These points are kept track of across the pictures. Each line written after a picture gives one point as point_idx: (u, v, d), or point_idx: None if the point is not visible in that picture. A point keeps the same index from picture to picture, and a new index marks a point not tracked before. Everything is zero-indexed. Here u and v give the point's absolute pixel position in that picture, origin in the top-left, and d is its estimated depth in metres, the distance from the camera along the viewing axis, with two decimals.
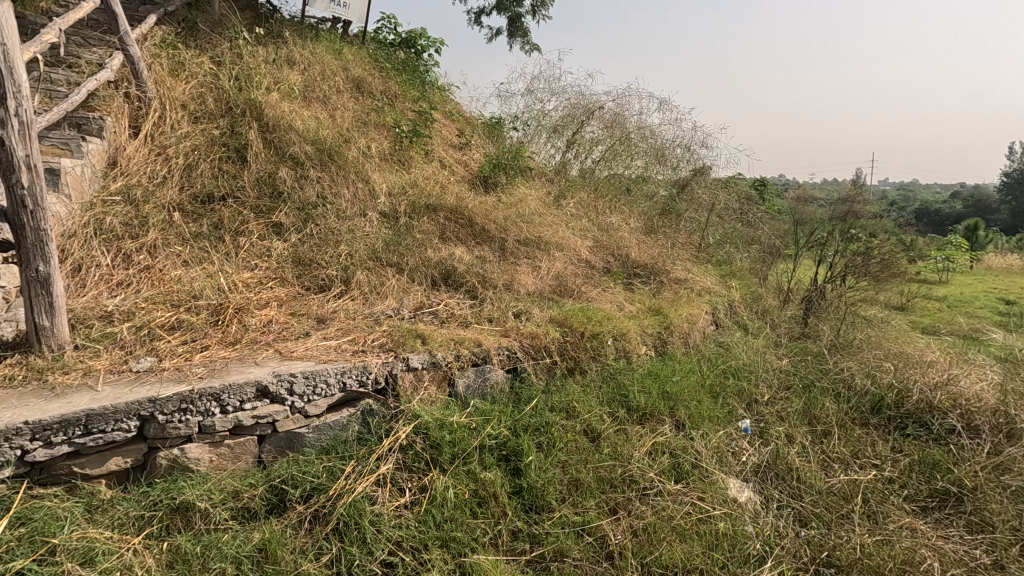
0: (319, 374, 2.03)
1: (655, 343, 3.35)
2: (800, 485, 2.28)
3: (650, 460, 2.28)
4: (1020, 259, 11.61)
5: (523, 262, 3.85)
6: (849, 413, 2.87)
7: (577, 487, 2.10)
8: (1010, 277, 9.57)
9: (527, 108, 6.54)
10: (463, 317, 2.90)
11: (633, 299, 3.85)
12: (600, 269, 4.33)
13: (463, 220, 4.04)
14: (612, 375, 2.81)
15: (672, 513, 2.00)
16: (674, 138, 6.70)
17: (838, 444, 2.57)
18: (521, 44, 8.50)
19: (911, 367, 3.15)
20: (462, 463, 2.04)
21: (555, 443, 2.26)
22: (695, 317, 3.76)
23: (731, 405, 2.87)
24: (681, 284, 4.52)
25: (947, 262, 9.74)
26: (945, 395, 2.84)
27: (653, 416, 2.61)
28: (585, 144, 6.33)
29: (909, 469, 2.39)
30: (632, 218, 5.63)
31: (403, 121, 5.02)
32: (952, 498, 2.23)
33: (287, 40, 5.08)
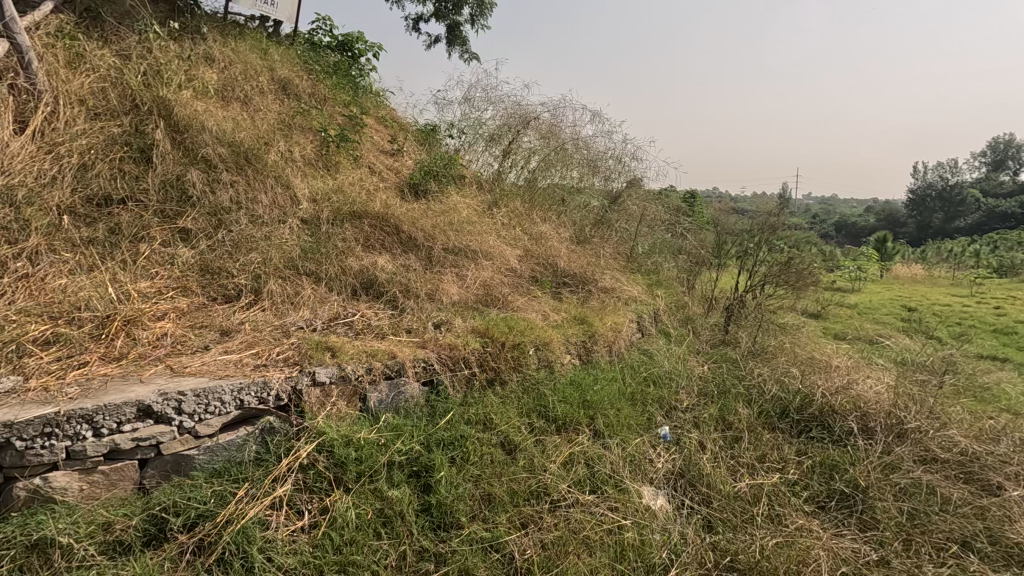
0: (212, 392, 1.89)
1: (579, 351, 3.38)
2: (709, 491, 2.33)
3: (566, 471, 2.28)
4: (920, 269, 12.68)
5: (449, 271, 3.80)
6: (759, 418, 2.99)
7: (489, 502, 2.07)
8: (913, 286, 10.42)
9: (463, 116, 6.46)
10: (380, 328, 2.81)
11: (560, 308, 3.88)
12: (528, 278, 4.35)
13: (389, 227, 3.93)
14: (532, 386, 2.80)
15: (583, 524, 2.00)
16: (607, 149, 6.81)
17: (746, 449, 2.66)
18: (460, 53, 8.49)
19: (816, 373, 3.32)
20: (368, 482, 1.98)
21: (469, 457, 2.23)
22: (620, 326, 3.83)
23: (651, 412, 2.93)
24: (608, 293, 4.61)
25: (859, 270, 10.49)
26: (845, 399, 3.00)
27: (572, 426, 2.62)
28: (521, 154, 6.29)
29: (810, 471, 2.51)
30: (565, 228, 5.70)
31: (331, 125, 4.87)
32: (847, 497, 2.34)
33: (206, 36, 4.82)
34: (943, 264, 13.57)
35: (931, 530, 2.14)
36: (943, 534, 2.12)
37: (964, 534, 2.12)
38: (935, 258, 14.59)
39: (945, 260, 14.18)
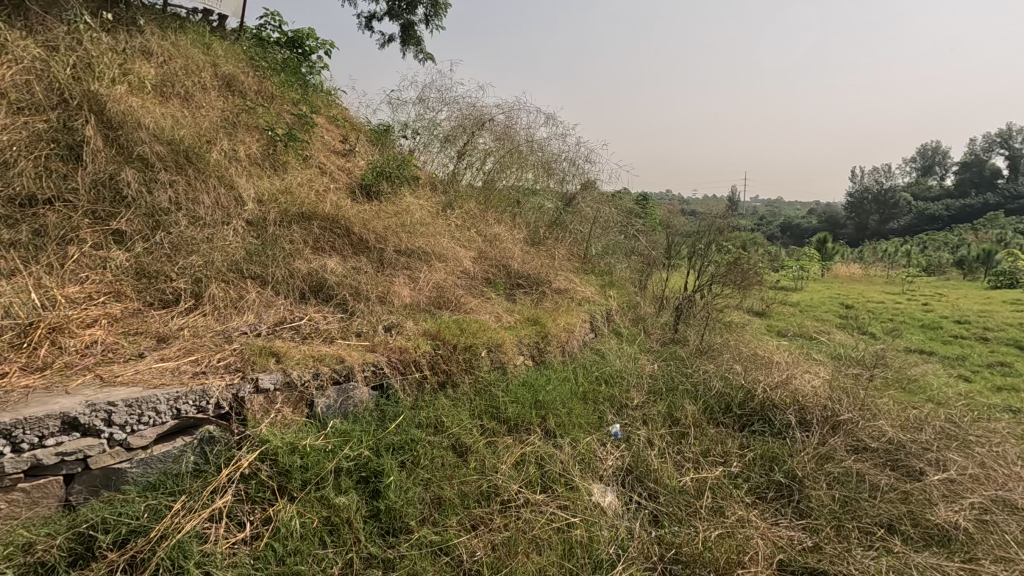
0: (146, 402, 1.81)
1: (532, 352, 3.41)
2: (656, 486, 2.40)
3: (516, 472, 2.29)
4: (858, 268, 13.39)
5: (401, 274, 3.76)
6: (705, 414, 3.09)
7: (439, 505, 2.06)
8: (852, 284, 10.99)
9: (417, 117, 6.40)
10: (329, 332, 2.76)
11: (513, 310, 3.90)
12: (481, 279, 4.36)
13: (339, 228, 3.85)
14: (484, 389, 2.81)
15: (533, 523, 2.02)
16: (561, 151, 6.87)
17: (692, 444, 2.74)
18: (414, 53, 8.41)
19: (757, 370, 3.47)
20: (314, 489, 1.94)
21: (419, 460, 2.22)
22: (573, 326, 3.89)
23: (602, 411, 2.99)
24: (562, 293, 4.67)
25: (801, 270, 10.98)
26: (785, 394, 3.14)
27: (523, 426, 2.64)
28: (476, 155, 6.27)
29: (751, 463, 2.61)
30: (519, 230, 5.73)
31: (279, 124, 4.73)
32: (785, 487, 2.45)
33: (143, 28, 4.60)
34: (878, 264, 14.39)
35: (860, 515, 2.26)
36: (871, 518, 2.24)
37: (889, 517, 2.26)
38: (871, 258, 15.44)
39: (880, 259, 15.02)
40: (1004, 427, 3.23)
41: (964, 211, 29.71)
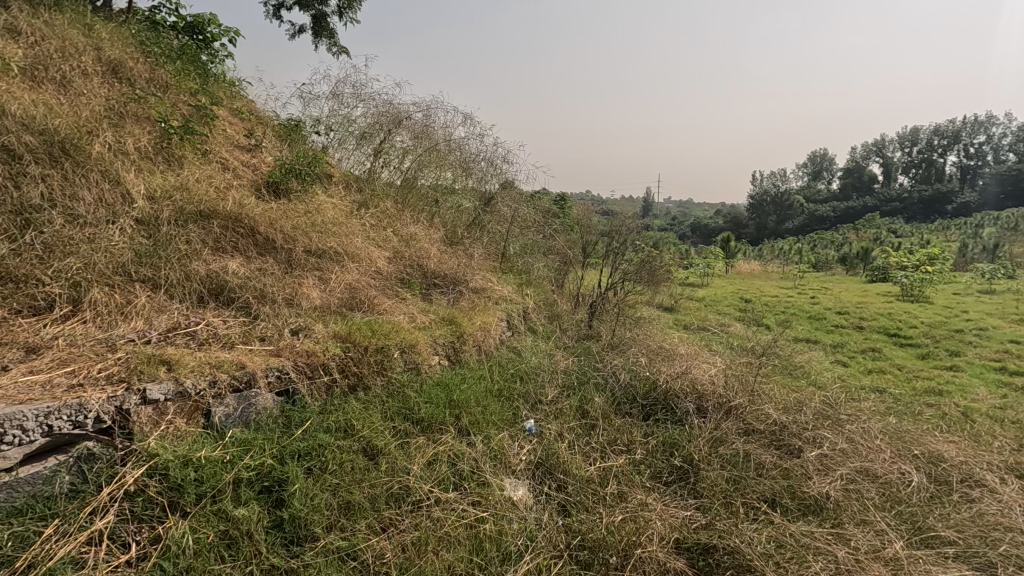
0: (10, 419, 1.64)
1: (447, 352, 3.43)
2: (565, 476, 2.49)
3: (428, 472, 2.30)
4: (757, 264, 14.51)
5: (311, 274, 3.64)
6: (613, 405, 3.25)
7: (348, 509, 2.02)
8: (752, 280, 11.89)
9: (331, 113, 6.08)
10: (229, 337, 2.63)
11: (429, 310, 3.88)
12: (396, 280, 4.31)
13: (243, 227, 3.66)
14: (397, 390, 2.79)
15: (443, 522, 2.03)
16: (480, 152, 6.83)
17: (600, 435, 2.87)
18: (328, 45, 8.12)
19: (661, 363, 3.69)
20: (211, 502, 1.84)
21: (327, 466, 2.17)
22: (488, 325, 3.94)
23: (516, 407, 3.05)
24: (479, 293, 4.72)
25: (707, 267, 11.74)
26: (685, 383, 3.36)
27: (436, 426, 2.64)
28: (394, 153, 6.10)
29: (654, 450, 2.77)
30: (436, 230, 5.70)
31: (175, 115, 4.41)
32: (682, 471, 2.63)
33: (9, 4, 4.12)
34: (774, 261, 15.65)
35: (747, 492, 2.47)
36: (756, 494, 2.46)
37: (772, 492, 2.48)
38: (769, 257, 16.75)
39: (776, 257, 16.35)
40: (870, 406, 3.64)
41: (847, 213, 33.22)
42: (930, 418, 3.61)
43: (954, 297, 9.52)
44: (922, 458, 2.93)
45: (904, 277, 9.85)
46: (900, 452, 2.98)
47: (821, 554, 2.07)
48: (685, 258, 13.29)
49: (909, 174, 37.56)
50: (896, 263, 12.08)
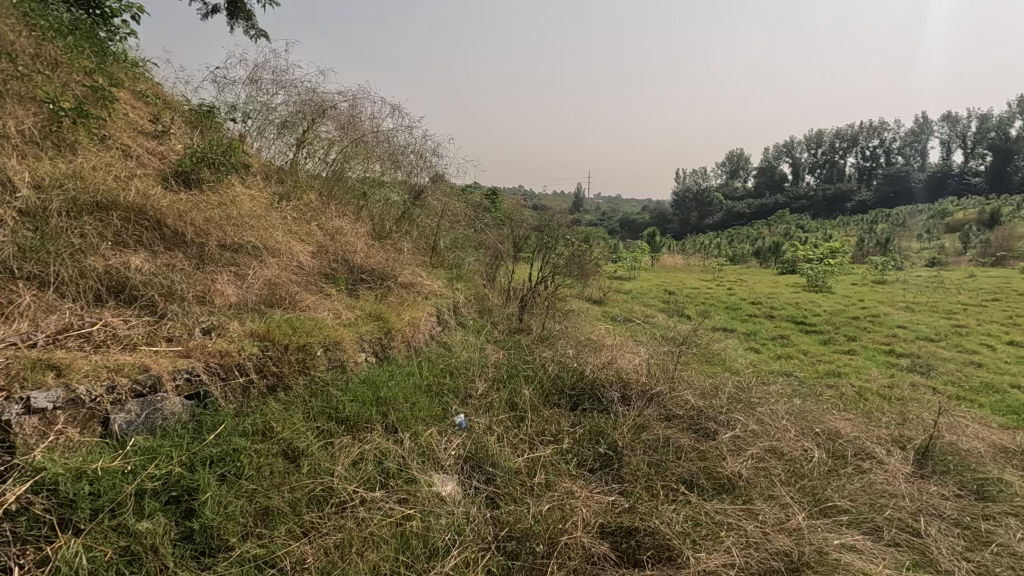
0: None
1: (375, 349, 3.35)
2: (493, 469, 2.51)
3: (353, 472, 2.24)
4: (681, 258, 15.21)
5: (226, 270, 3.43)
6: (542, 397, 3.30)
7: (266, 516, 1.93)
8: (676, 273, 12.46)
9: (248, 99, 5.75)
10: (131, 338, 2.43)
11: (355, 306, 3.77)
12: (320, 276, 4.16)
13: (148, 220, 3.39)
14: (320, 389, 2.70)
15: (369, 522, 1.99)
16: (408, 144, 6.62)
17: (528, 426, 2.92)
18: (245, 27, 7.67)
19: (588, 355, 3.79)
20: (110, 517, 1.70)
21: (243, 471, 2.06)
22: (417, 320, 3.89)
23: (446, 402, 3.04)
24: (408, 288, 4.65)
25: (634, 261, 12.19)
26: (611, 373, 3.47)
27: (362, 424, 2.58)
28: (319, 144, 5.80)
29: (580, 439, 2.85)
30: (363, 223, 5.54)
31: (66, 96, 4.00)
32: (607, 458, 2.72)
33: None
34: (696, 255, 16.48)
35: (667, 474, 2.59)
36: (675, 476, 2.58)
37: (689, 474, 2.62)
38: (691, 250, 17.57)
39: (698, 251, 17.22)
40: (778, 389, 3.92)
41: (761, 210, 35.59)
42: (830, 398, 3.93)
43: (852, 287, 10.42)
44: (822, 435, 3.19)
45: (809, 269, 10.66)
46: (803, 431, 3.22)
47: (733, 529, 2.20)
48: (614, 253, 13.72)
49: (814, 174, 40.62)
50: (803, 257, 13.04)
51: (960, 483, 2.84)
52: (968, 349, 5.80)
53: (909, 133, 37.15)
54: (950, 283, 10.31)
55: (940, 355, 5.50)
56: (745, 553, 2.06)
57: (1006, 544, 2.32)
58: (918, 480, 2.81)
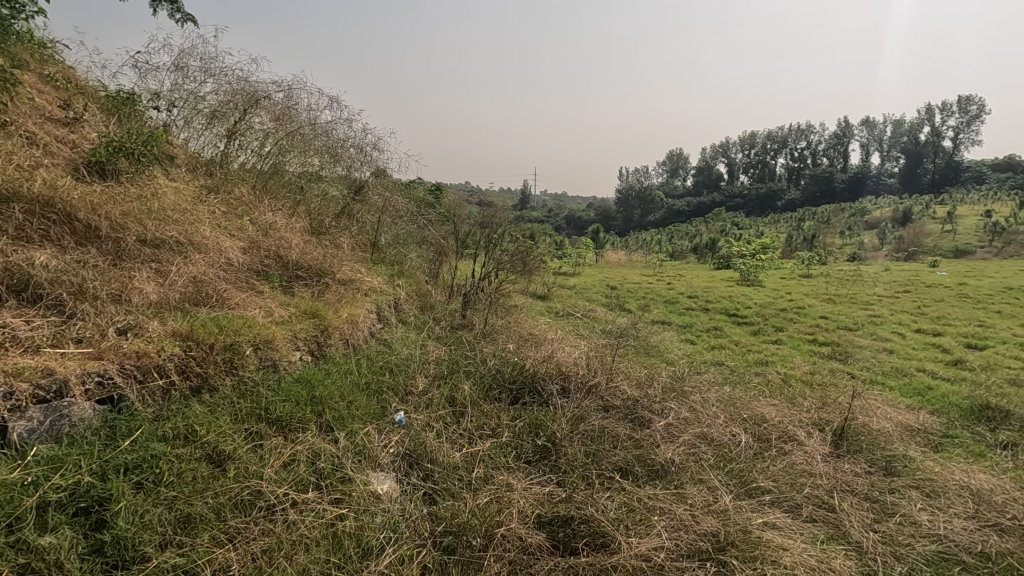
0: None
1: (310, 347, 3.25)
2: (432, 465, 2.49)
3: (283, 474, 2.16)
4: (623, 254, 15.59)
5: (146, 267, 3.23)
6: (482, 392, 3.30)
7: (187, 523, 1.84)
8: (618, 269, 12.77)
9: (173, 87, 5.43)
10: (34, 339, 2.24)
11: (290, 303, 3.65)
12: (252, 273, 4.00)
13: (57, 213, 3.14)
14: (249, 390, 2.59)
15: (299, 524, 1.94)
16: (347, 138, 6.48)
17: (468, 422, 2.92)
18: (169, 9, 7.21)
19: (529, 349, 3.83)
20: (7, 532, 1.56)
21: (163, 477, 1.95)
22: (356, 317, 3.81)
23: (384, 400, 2.98)
24: (346, 285, 4.54)
25: (578, 258, 12.41)
26: (550, 367, 3.52)
27: (295, 425, 2.49)
28: (252, 135, 5.53)
29: (520, 432, 2.87)
30: (301, 217, 5.34)
31: None
32: (545, 450, 2.76)
33: None
34: (638, 251, 16.94)
35: (603, 463, 2.65)
36: (611, 465, 2.65)
37: (625, 462, 2.69)
38: (633, 246, 18.04)
39: (640, 247, 17.71)
40: (710, 378, 4.10)
41: (699, 208, 36.95)
42: (757, 385, 4.15)
43: (781, 280, 11.02)
44: (749, 420, 3.35)
45: (742, 264, 11.20)
46: (732, 417, 3.38)
47: (664, 513, 2.28)
48: (559, 249, 13.91)
49: (748, 174, 42.61)
50: (737, 253, 13.66)
51: (871, 461, 3.06)
52: (882, 337, 6.26)
53: (832, 137, 39.59)
54: (867, 276, 11.09)
55: (857, 343, 5.91)
56: (675, 535, 2.14)
57: (909, 514, 2.53)
58: (834, 459, 3.01)
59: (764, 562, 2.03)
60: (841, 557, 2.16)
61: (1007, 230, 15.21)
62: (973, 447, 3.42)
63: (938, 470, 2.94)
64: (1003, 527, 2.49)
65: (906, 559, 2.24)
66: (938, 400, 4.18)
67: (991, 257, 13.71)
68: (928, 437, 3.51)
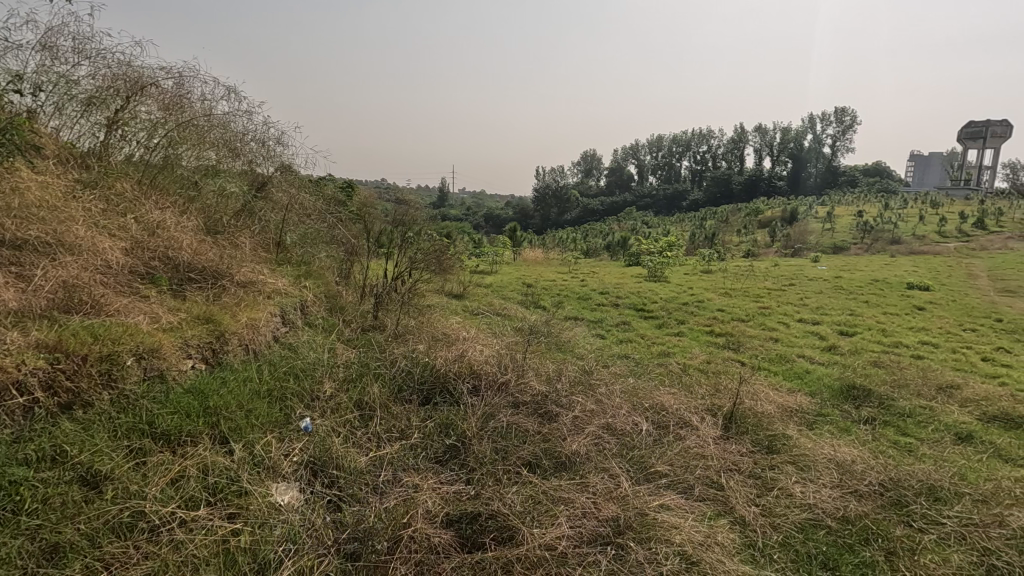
0: None
1: (204, 354, 3.05)
2: (337, 471, 2.43)
3: (170, 492, 2.02)
4: (541, 252, 15.89)
5: (6, 271, 2.88)
6: (392, 394, 3.26)
7: (54, 552, 1.68)
8: (536, 266, 13.03)
9: (39, 68, 4.55)
10: None
11: (181, 308, 3.40)
12: (137, 277, 3.69)
13: None
14: (131, 404, 2.39)
15: (188, 544, 1.82)
16: (245, 131, 6.16)
17: (376, 425, 2.87)
18: None
19: (441, 349, 3.83)
20: None
21: (24, 505, 1.76)
22: (256, 321, 3.62)
23: (288, 406, 2.86)
24: (246, 288, 4.30)
25: (496, 256, 12.51)
26: (461, 367, 3.54)
27: (185, 438, 2.33)
28: (137, 125, 4.95)
29: (429, 432, 2.87)
30: (195, 214, 4.97)
31: None
32: (454, 449, 2.78)
33: None
34: (555, 249, 17.35)
35: (511, 458, 2.72)
36: (519, 460, 2.72)
37: (533, 456, 2.77)
38: (550, 244, 18.44)
39: (557, 245, 18.17)
40: (616, 371, 4.31)
41: (612, 207, 38.46)
42: (659, 375, 4.40)
43: (684, 276, 11.74)
44: (650, 409, 3.56)
45: (650, 261, 11.81)
46: (635, 407, 3.57)
47: (568, 503, 2.38)
48: (477, 247, 13.95)
49: (656, 175, 44.91)
50: (646, 250, 14.36)
51: (756, 440, 3.36)
52: (769, 327, 6.85)
53: (730, 142, 42.62)
54: (759, 271, 12.08)
55: (748, 333, 6.44)
56: (578, 523, 2.24)
57: (785, 487, 2.80)
58: (723, 441, 3.27)
59: (657, 541, 2.17)
60: (725, 532, 2.35)
61: (875, 230, 17.12)
62: (841, 424, 3.84)
63: (811, 445, 3.27)
64: (862, 493, 2.82)
65: (781, 528, 2.48)
66: (814, 383, 4.65)
67: (860, 253, 15.40)
68: (804, 416, 3.90)
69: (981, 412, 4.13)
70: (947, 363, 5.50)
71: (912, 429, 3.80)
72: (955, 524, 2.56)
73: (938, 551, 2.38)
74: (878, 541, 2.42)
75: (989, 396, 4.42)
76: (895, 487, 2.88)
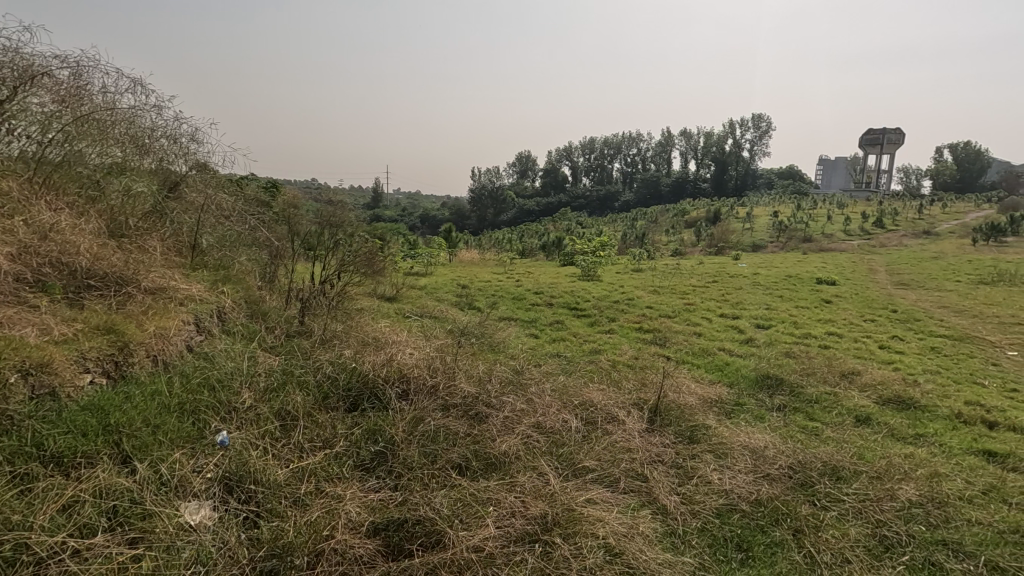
0: None
1: (106, 367, 2.82)
2: (255, 486, 2.32)
3: (61, 520, 1.85)
4: (477, 253, 15.87)
5: None
6: (317, 402, 3.15)
7: None
8: (472, 267, 13.01)
9: None
10: None
11: (78, 317, 3.13)
12: (26, 285, 3.36)
13: None
14: (15, 426, 2.17)
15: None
16: (154, 126, 5.75)
17: (298, 434, 2.77)
18: None
19: (369, 353, 3.74)
20: None
21: None
22: (167, 329, 3.40)
23: (201, 418, 2.70)
24: (156, 294, 4.02)
25: (431, 258, 12.38)
26: (389, 371, 3.47)
27: (81, 460, 2.15)
28: (26, 118, 4.44)
29: (356, 440, 2.79)
30: (96, 216, 4.58)
31: None
32: (381, 455, 2.72)
33: None
34: (492, 249, 17.38)
35: (440, 462, 2.69)
36: (448, 463, 2.70)
37: (462, 458, 2.76)
38: (486, 245, 18.44)
39: (493, 246, 18.19)
40: (548, 369, 4.36)
41: (548, 208, 38.98)
42: (589, 372, 4.51)
43: (615, 274, 12.11)
44: (579, 406, 3.63)
45: (582, 261, 12.10)
46: (565, 404, 3.63)
47: (496, 503, 2.39)
48: (412, 248, 13.76)
49: (589, 176, 46.01)
50: (579, 250, 14.68)
51: (679, 431, 3.51)
52: (693, 322, 7.19)
53: (658, 145, 44.36)
54: (685, 269, 12.64)
55: (673, 328, 6.72)
56: (506, 523, 2.25)
57: (705, 475, 2.94)
58: (648, 434, 3.39)
59: (582, 535, 2.22)
60: (648, 521, 2.44)
61: (788, 229, 18.34)
62: (756, 412, 4.08)
63: (728, 434, 3.45)
64: (773, 476, 3.01)
65: (700, 514, 2.60)
66: (733, 374, 4.92)
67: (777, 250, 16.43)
68: (723, 406, 4.12)
69: (878, 396, 4.52)
70: (850, 352, 5.97)
71: (818, 414, 4.09)
72: (853, 500, 2.78)
73: (838, 525, 2.58)
74: (786, 521, 2.59)
75: (884, 380, 4.84)
76: (802, 469, 3.09)
